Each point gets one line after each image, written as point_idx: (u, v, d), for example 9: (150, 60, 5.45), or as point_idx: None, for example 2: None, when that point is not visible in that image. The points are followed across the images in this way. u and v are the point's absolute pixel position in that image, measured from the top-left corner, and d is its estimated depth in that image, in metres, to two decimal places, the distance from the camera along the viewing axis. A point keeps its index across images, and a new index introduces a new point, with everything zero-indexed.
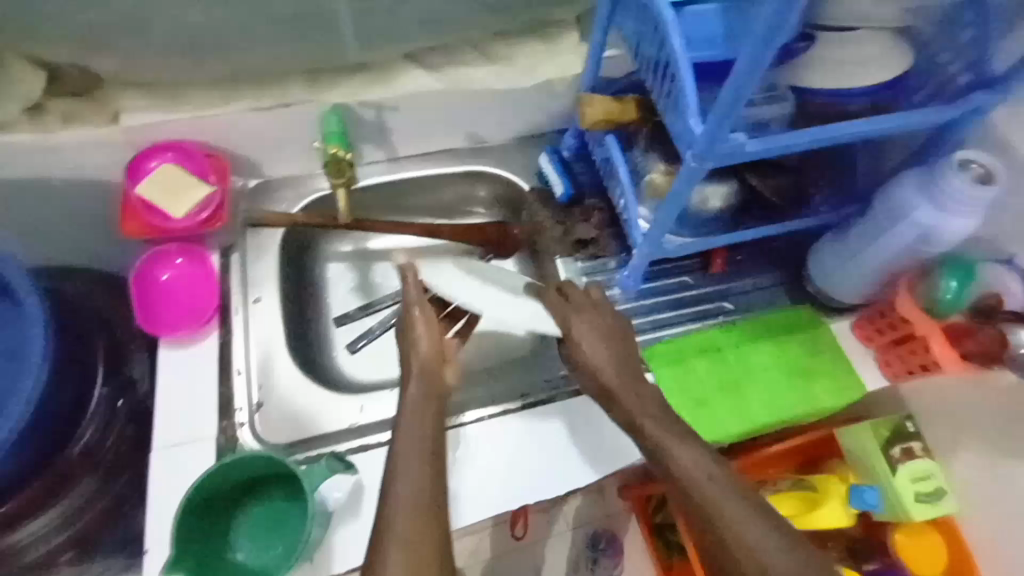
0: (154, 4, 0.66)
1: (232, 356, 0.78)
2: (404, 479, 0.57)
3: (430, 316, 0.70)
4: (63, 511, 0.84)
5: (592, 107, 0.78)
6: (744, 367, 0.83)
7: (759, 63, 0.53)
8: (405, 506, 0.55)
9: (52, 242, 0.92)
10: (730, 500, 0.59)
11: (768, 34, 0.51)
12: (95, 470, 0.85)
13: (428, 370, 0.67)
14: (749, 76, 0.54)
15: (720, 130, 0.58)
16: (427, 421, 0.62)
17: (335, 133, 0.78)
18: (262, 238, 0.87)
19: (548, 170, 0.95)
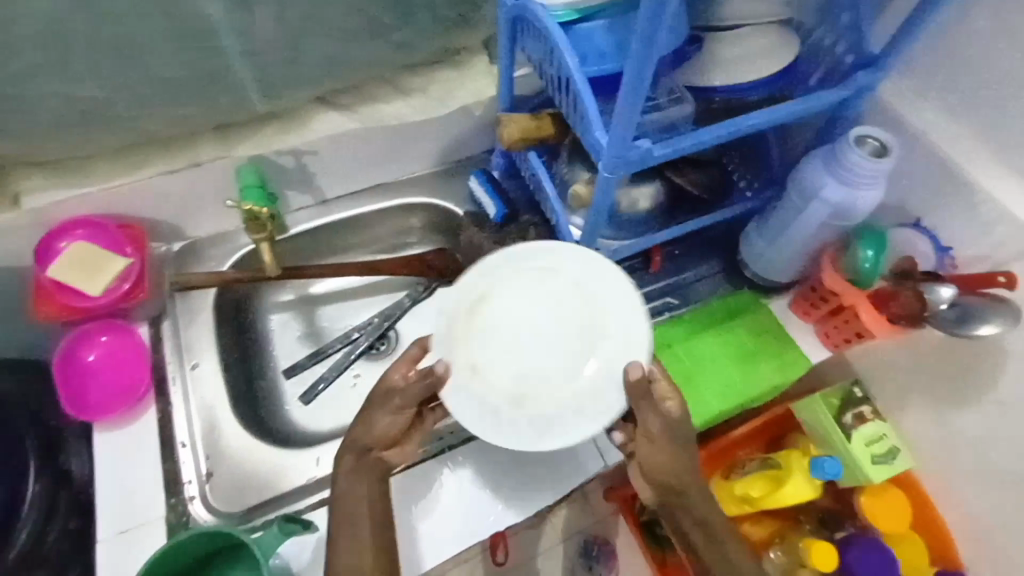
0: (38, 83, 0.64)
1: (175, 429, 0.76)
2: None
3: (396, 407, 0.66)
4: None
5: (508, 127, 0.80)
6: (693, 359, 0.85)
7: (645, 72, 0.55)
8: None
9: None
10: None
11: (647, 44, 0.53)
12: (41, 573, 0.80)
13: (370, 453, 0.67)
14: (640, 87, 0.56)
15: (624, 139, 0.60)
16: (359, 498, 0.65)
17: (254, 186, 0.76)
18: (193, 302, 0.85)
19: (479, 193, 0.95)
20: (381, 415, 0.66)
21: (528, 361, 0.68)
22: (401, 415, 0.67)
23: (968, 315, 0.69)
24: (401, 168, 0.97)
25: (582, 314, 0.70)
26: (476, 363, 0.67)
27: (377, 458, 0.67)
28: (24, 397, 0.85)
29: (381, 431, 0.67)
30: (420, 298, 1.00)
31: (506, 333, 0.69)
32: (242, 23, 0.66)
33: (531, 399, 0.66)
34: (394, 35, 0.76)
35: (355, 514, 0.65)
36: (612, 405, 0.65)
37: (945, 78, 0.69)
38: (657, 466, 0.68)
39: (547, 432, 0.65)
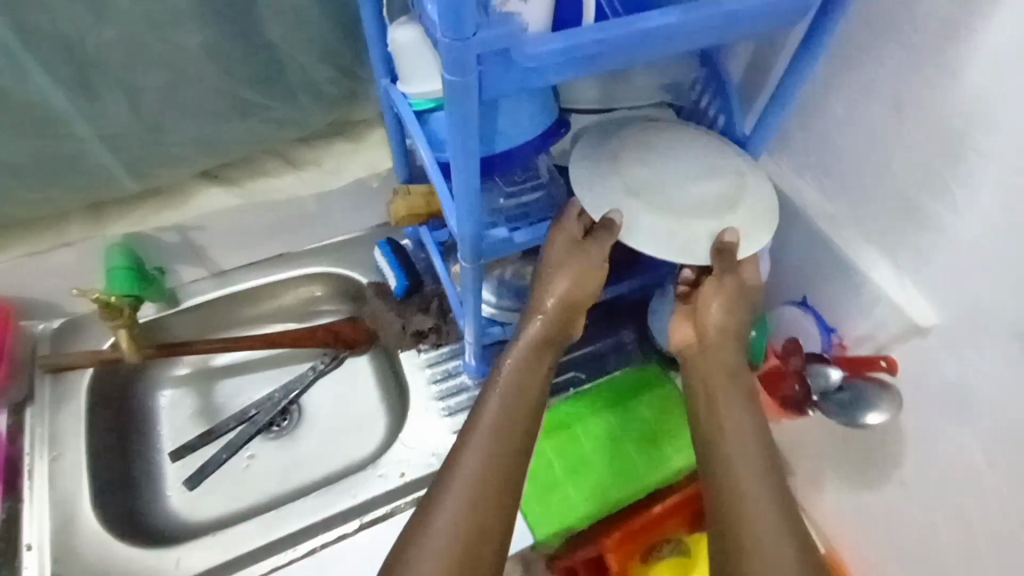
0: None
1: (21, 528, 0.72)
2: (474, 450, 0.61)
3: (582, 271, 0.62)
4: None
5: (396, 205, 0.78)
6: (593, 440, 0.82)
7: (472, 177, 0.51)
8: (460, 502, 0.58)
9: None
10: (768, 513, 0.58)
11: (463, 153, 0.49)
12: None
13: (557, 329, 0.65)
14: (470, 192, 0.53)
15: (475, 234, 0.58)
16: (520, 377, 0.65)
17: (123, 268, 0.77)
18: (64, 387, 0.81)
19: (381, 263, 0.93)
20: (564, 276, 0.63)
21: (731, 187, 0.64)
22: (579, 280, 0.63)
23: (861, 399, 0.67)
24: (303, 236, 0.95)
25: (725, 154, 0.66)
26: (652, 157, 0.65)
27: (568, 322, 0.65)
28: None
29: (566, 297, 0.63)
30: (324, 372, 0.95)
31: (708, 160, 0.65)
32: (91, 110, 0.64)
33: (657, 194, 0.63)
34: (272, 113, 0.74)
35: (526, 394, 0.64)
36: (699, 256, 0.61)
37: (817, 160, 0.70)
38: (715, 329, 0.66)
39: (654, 236, 0.61)
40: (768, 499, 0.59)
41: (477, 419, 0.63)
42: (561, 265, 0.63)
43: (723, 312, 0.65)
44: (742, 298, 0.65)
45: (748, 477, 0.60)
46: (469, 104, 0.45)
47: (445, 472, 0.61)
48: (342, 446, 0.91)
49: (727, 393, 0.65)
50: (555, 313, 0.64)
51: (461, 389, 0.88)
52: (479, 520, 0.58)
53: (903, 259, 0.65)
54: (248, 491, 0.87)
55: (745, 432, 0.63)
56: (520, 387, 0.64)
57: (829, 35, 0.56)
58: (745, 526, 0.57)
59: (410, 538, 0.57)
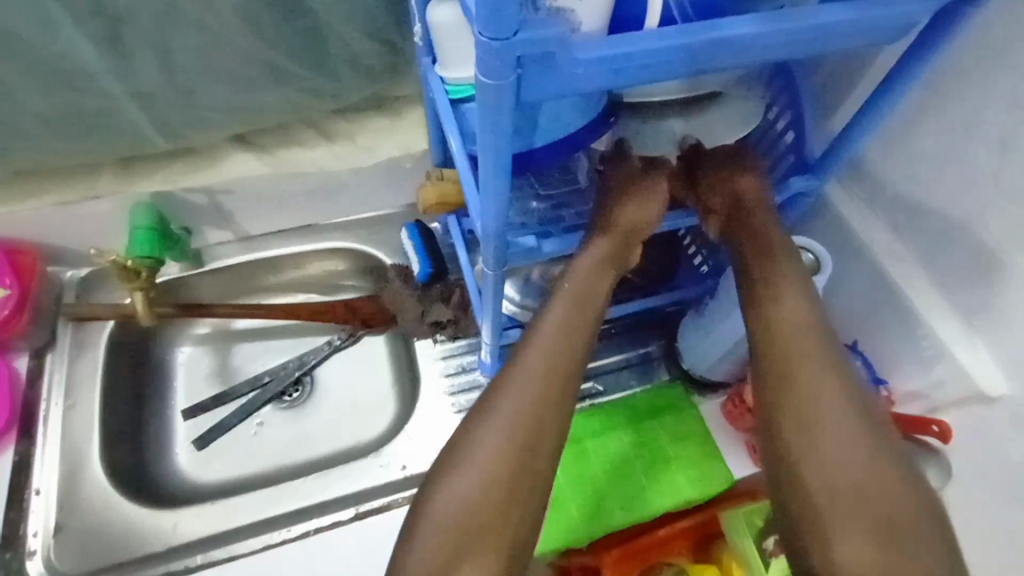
0: None
1: (31, 475, 0.74)
2: (534, 351, 0.56)
3: (640, 191, 0.61)
4: None
5: (425, 192, 0.74)
6: (603, 459, 0.79)
7: (502, 186, 0.48)
8: (510, 413, 0.54)
9: None
10: (828, 410, 0.52)
11: (495, 161, 0.45)
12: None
13: (618, 236, 0.60)
14: (499, 190, 0.48)
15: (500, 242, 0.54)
16: (587, 282, 0.59)
17: (144, 230, 0.77)
18: (85, 335, 0.82)
19: (407, 246, 0.91)
20: (626, 199, 0.60)
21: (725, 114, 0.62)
22: (642, 201, 0.61)
23: None
24: (331, 209, 0.93)
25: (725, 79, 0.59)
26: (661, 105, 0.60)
27: (634, 232, 0.61)
28: None
29: (628, 214, 0.60)
30: (337, 349, 0.93)
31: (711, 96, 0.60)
32: (123, 66, 0.63)
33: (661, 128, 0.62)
34: (308, 84, 0.71)
35: (589, 303, 0.58)
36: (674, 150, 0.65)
37: (891, 191, 0.63)
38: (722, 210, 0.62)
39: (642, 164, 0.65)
40: (837, 402, 0.53)
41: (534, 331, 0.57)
42: (619, 193, 0.61)
43: (737, 195, 0.62)
44: (751, 179, 0.62)
45: (810, 369, 0.54)
46: (506, 98, 0.39)
47: (498, 377, 0.56)
48: (348, 427, 0.90)
49: (782, 289, 0.57)
50: (617, 222, 0.60)
51: (474, 384, 0.85)
52: (531, 428, 0.54)
53: (978, 318, 0.58)
54: (250, 458, 0.87)
55: (801, 337, 0.55)
56: (574, 291, 0.58)
57: (932, 58, 0.49)
58: (800, 416, 0.52)
59: (460, 440, 0.54)
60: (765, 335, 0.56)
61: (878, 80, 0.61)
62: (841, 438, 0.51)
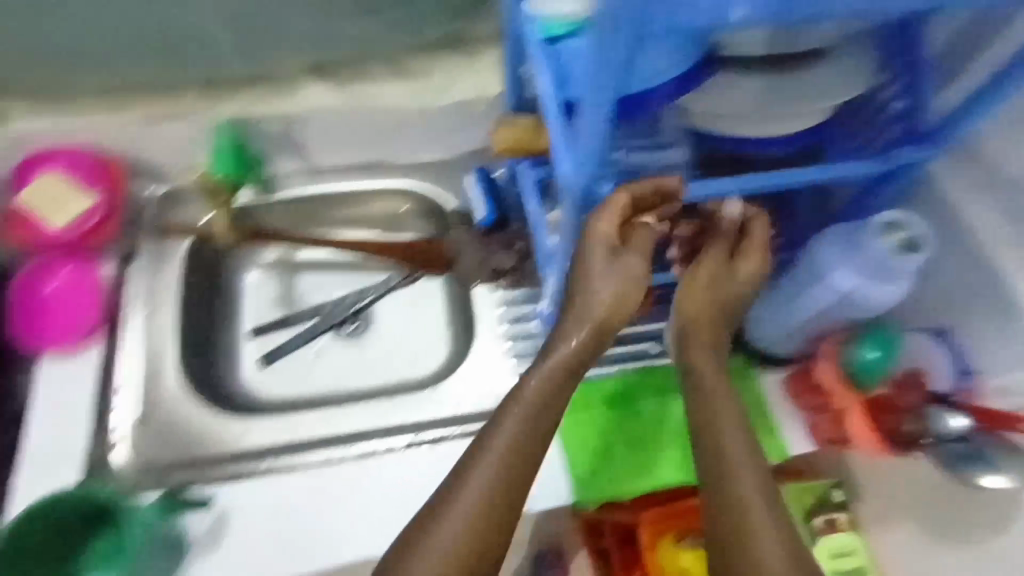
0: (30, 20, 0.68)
1: (116, 368, 0.76)
2: (485, 463, 0.56)
3: (627, 273, 0.58)
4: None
5: (503, 131, 0.74)
6: (656, 420, 0.78)
7: (609, 112, 0.45)
8: (479, 492, 0.55)
9: None
10: (767, 542, 0.52)
11: (606, 83, 0.43)
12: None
13: (590, 332, 0.59)
14: (601, 113, 0.46)
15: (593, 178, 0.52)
16: (552, 391, 0.59)
17: (229, 150, 0.78)
18: (165, 249, 0.85)
19: (471, 192, 0.90)
20: (610, 281, 0.57)
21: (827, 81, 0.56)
22: (620, 283, 0.58)
23: (978, 456, 0.59)
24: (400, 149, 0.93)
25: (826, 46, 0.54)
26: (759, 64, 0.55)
27: (601, 326, 0.59)
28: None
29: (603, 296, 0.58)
30: (396, 287, 0.95)
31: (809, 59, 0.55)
32: None
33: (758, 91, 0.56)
34: None
35: (546, 412, 0.59)
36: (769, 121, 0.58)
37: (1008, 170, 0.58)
38: (690, 314, 0.62)
39: (743, 123, 0.59)
40: (775, 540, 0.52)
41: (488, 437, 0.57)
42: (601, 274, 0.57)
43: (708, 295, 0.62)
44: (722, 265, 0.62)
45: (751, 498, 0.54)
46: (632, 2, 0.37)
47: (450, 484, 0.57)
48: (401, 364, 0.93)
49: (725, 406, 0.59)
50: (597, 311, 0.58)
51: (528, 335, 0.86)
52: (493, 507, 0.55)
53: None
54: (310, 381, 0.91)
55: (742, 452, 0.57)
56: (543, 380, 0.59)
57: None
58: (744, 548, 0.52)
59: (409, 544, 0.54)
60: (705, 439, 0.58)
61: (1012, 44, 0.56)
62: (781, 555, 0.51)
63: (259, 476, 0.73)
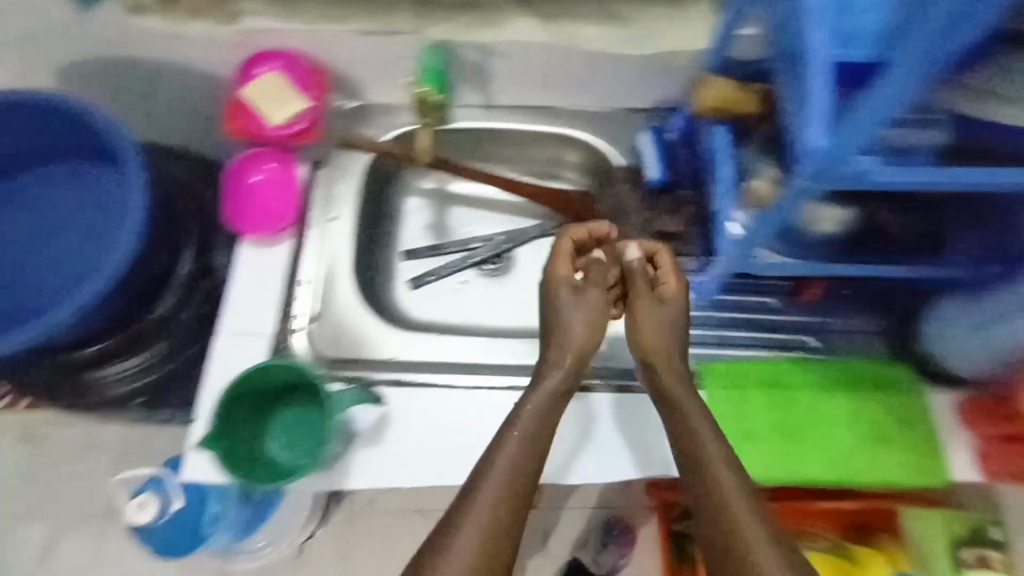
0: None
1: (300, 265, 0.82)
2: (492, 478, 0.60)
3: (588, 305, 0.70)
4: (151, 358, 0.80)
5: (708, 89, 0.74)
6: (810, 413, 0.76)
7: (932, 57, 0.41)
8: (497, 487, 0.60)
9: (155, 111, 0.91)
10: (757, 536, 0.56)
11: (951, 21, 0.39)
12: (163, 341, 0.80)
13: (578, 354, 0.69)
14: (922, 63, 0.42)
15: (853, 142, 0.47)
16: (548, 416, 0.66)
17: (433, 69, 0.78)
18: (348, 161, 0.90)
19: (644, 150, 0.89)
20: (573, 317, 0.70)
21: None
22: (590, 319, 0.70)
23: None
24: (577, 96, 0.92)
25: None
26: None
27: (578, 359, 0.69)
28: (179, 175, 0.85)
29: (574, 329, 0.70)
30: (546, 233, 0.98)
31: None
32: None
33: None
34: None
35: (542, 435, 0.64)
36: None
37: None
38: (646, 349, 0.69)
39: None
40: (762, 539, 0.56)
41: (489, 459, 0.62)
42: (576, 312, 0.70)
43: (659, 329, 0.69)
44: (665, 312, 0.70)
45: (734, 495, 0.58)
46: None
47: (462, 497, 0.60)
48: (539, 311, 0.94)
49: (702, 428, 0.63)
50: (576, 340, 0.69)
51: None
52: (509, 508, 0.59)
53: None
54: (455, 309, 0.95)
55: (729, 471, 0.60)
56: (540, 406, 0.66)
57: None
58: (739, 549, 0.56)
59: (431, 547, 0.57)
60: (693, 466, 0.62)
61: None
62: (770, 554, 0.55)
63: (418, 386, 0.77)
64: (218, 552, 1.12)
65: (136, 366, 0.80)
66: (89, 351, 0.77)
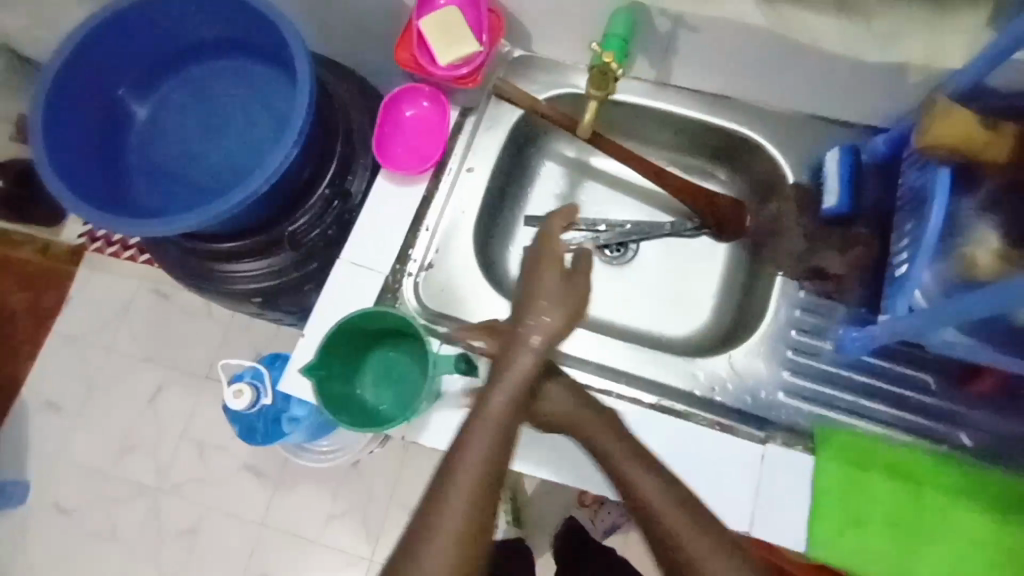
0: None
1: (428, 211, 0.81)
2: (455, 495, 0.53)
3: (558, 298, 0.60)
4: (276, 264, 0.84)
5: (943, 121, 0.60)
6: (939, 520, 0.66)
7: None
8: (461, 498, 0.53)
9: (331, 20, 0.91)
10: None
11: None
12: (289, 251, 0.84)
13: (546, 345, 0.59)
14: None
15: None
16: (507, 425, 0.57)
17: (618, 36, 0.70)
18: (502, 111, 0.86)
19: (830, 171, 0.77)
20: (545, 315, 0.60)
21: None
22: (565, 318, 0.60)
23: None
24: (765, 91, 0.81)
25: None
26: None
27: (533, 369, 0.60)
28: (337, 92, 0.86)
29: (546, 326, 0.59)
30: (682, 234, 0.88)
31: None
32: None
33: None
34: None
35: (504, 446, 0.57)
36: None
37: None
38: (560, 418, 0.64)
39: None
40: None
41: (448, 474, 0.54)
42: (546, 311, 0.60)
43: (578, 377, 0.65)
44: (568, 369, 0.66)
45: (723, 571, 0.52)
46: None
47: (418, 521, 0.53)
48: (650, 318, 0.87)
49: (663, 486, 0.57)
50: (546, 330, 0.59)
51: (813, 354, 0.75)
52: (475, 529, 0.52)
53: None
54: None
55: (705, 534, 0.54)
56: (506, 399, 0.58)
57: None
58: None
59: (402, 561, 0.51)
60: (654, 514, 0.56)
61: None
62: None
63: None
64: (290, 448, 1.20)
65: (264, 268, 0.84)
66: (230, 245, 0.82)
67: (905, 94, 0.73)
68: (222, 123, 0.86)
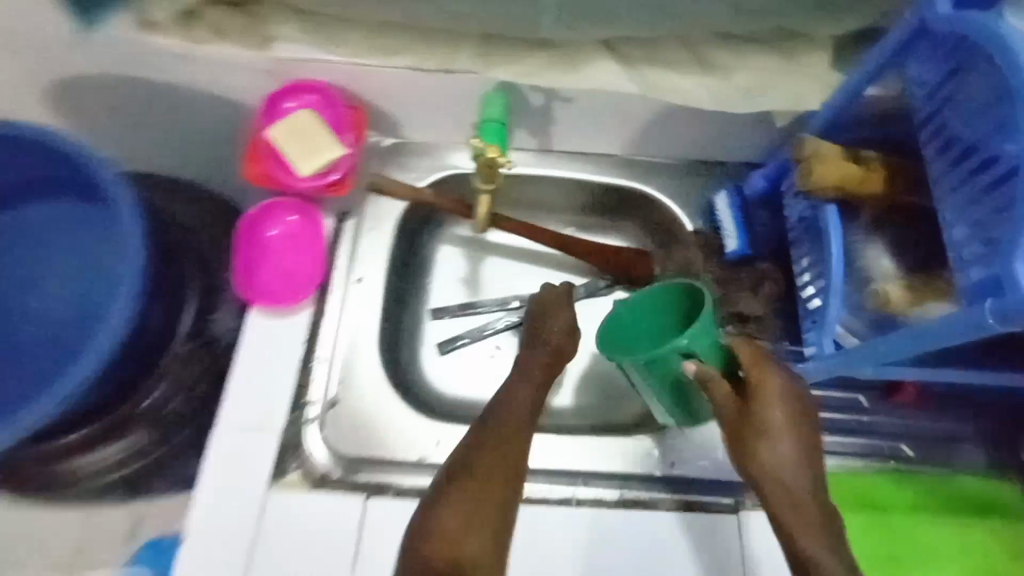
0: None
1: (319, 340, 0.70)
2: (447, 519, 0.52)
3: (558, 314, 0.71)
4: (134, 444, 0.69)
5: (825, 164, 0.62)
6: (913, 541, 0.67)
7: None
8: (448, 535, 0.51)
9: (166, 135, 0.79)
10: None
11: None
12: (150, 426, 0.68)
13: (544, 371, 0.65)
14: None
15: None
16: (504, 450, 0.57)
17: (496, 122, 0.65)
18: (382, 208, 0.77)
19: (724, 215, 0.77)
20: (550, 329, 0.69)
21: None
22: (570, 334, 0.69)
23: None
24: (646, 147, 0.81)
25: None
26: None
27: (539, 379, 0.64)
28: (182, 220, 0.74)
29: (552, 343, 0.68)
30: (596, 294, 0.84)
31: None
32: None
33: None
34: None
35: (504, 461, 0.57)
36: None
37: None
38: (773, 475, 0.54)
39: None
40: None
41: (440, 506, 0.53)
42: (548, 327, 0.69)
43: (798, 416, 0.55)
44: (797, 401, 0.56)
45: None
46: None
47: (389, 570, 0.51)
48: (590, 394, 0.79)
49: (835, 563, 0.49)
50: (541, 359, 0.66)
51: None
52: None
53: None
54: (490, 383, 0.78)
55: None
56: (511, 422, 0.60)
57: None
58: None
59: None
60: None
61: None
62: None
63: None
64: None
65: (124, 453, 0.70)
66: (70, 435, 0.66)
67: (774, 134, 0.76)
68: (51, 290, 0.72)
